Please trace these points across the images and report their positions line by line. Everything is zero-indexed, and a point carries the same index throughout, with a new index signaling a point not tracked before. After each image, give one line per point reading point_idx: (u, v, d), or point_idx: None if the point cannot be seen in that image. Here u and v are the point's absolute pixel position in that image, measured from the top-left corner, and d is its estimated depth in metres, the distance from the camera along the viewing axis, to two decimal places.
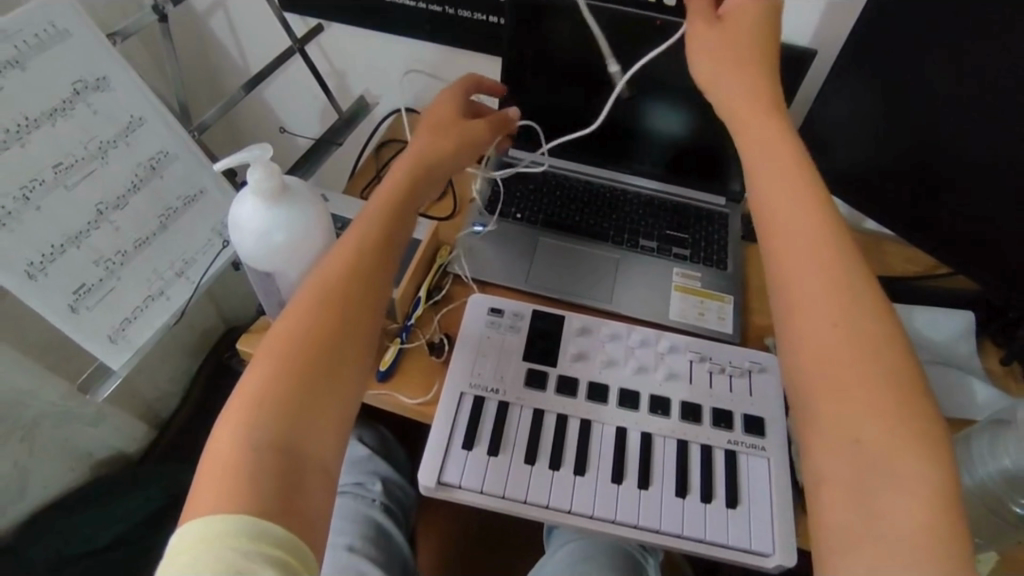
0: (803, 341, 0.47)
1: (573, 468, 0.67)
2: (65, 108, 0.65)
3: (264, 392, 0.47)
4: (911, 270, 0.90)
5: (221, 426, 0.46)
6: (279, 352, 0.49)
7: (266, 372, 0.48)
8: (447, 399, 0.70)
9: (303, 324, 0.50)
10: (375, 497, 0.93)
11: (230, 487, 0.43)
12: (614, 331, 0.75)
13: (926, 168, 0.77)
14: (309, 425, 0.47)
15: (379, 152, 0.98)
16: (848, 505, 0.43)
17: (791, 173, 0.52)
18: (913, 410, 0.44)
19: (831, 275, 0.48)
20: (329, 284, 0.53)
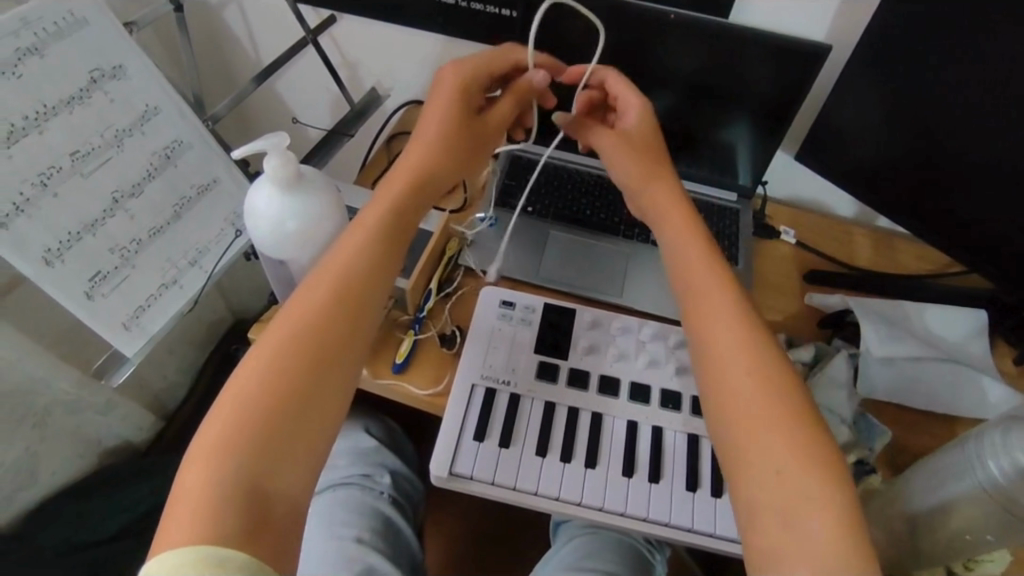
0: (725, 392, 0.48)
1: (583, 461, 0.67)
2: (82, 96, 0.66)
3: (239, 411, 0.43)
4: (923, 268, 0.90)
5: (192, 458, 0.42)
6: (258, 375, 0.45)
7: (245, 389, 0.44)
8: (459, 390, 0.70)
9: (282, 344, 0.46)
10: (383, 489, 0.93)
11: (198, 520, 0.39)
12: (625, 325, 0.75)
13: (940, 166, 0.77)
14: (288, 453, 0.43)
15: (391, 144, 0.98)
16: (783, 536, 0.43)
17: (695, 248, 0.56)
18: (816, 448, 0.45)
19: (742, 332, 0.50)
20: (313, 300, 0.49)
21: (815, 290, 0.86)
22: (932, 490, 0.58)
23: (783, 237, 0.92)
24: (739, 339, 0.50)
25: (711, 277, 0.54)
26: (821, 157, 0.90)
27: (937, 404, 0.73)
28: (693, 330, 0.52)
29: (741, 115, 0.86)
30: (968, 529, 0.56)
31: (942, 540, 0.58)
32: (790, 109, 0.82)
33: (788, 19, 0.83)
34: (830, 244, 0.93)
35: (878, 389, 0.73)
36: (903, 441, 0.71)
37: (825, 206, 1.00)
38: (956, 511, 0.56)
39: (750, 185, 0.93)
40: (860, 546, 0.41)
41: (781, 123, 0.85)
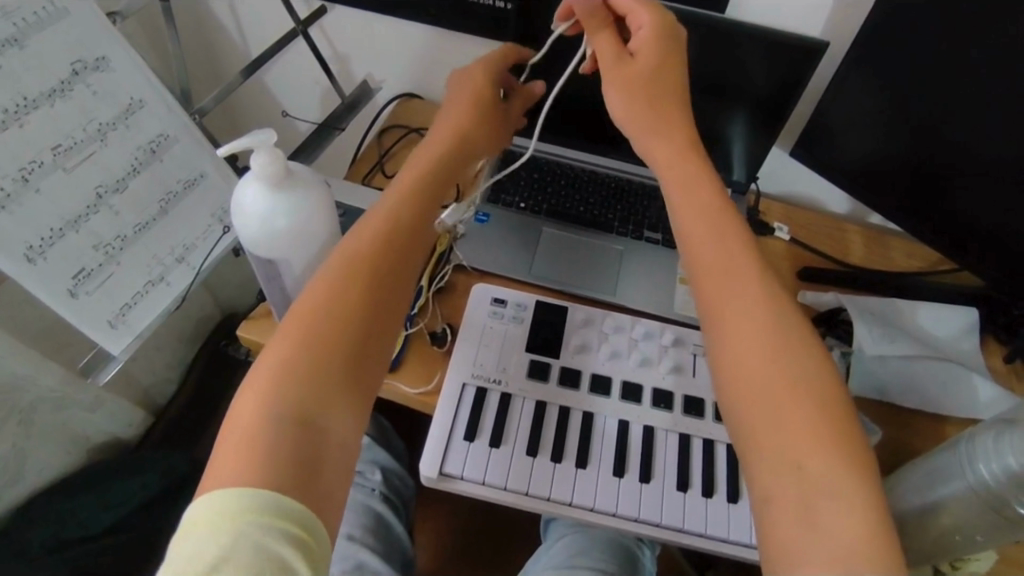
0: (732, 365, 0.48)
1: (575, 460, 0.67)
2: (63, 89, 0.64)
3: (280, 374, 0.47)
4: (916, 265, 0.90)
5: (242, 399, 0.47)
6: (301, 332, 0.49)
7: (282, 360, 0.48)
8: (450, 389, 0.69)
9: (323, 310, 0.50)
10: (374, 486, 0.93)
11: (249, 457, 0.43)
12: (617, 323, 0.75)
13: (935, 164, 0.76)
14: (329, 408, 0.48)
15: (381, 138, 0.97)
16: (799, 529, 0.42)
17: (712, 204, 0.54)
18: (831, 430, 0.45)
19: (760, 311, 0.49)
20: (350, 271, 0.53)
21: (807, 288, 0.86)
22: (922, 492, 0.58)
23: (776, 233, 0.92)
24: (765, 315, 0.49)
25: (728, 245, 0.52)
26: (817, 152, 0.88)
27: (928, 403, 0.73)
28: (713, 307, 0.51)
29: (738, 109, 0.85)
30: (957, 529, 0.56)
31: (932, 541, 0.58)
32: (785, 106, 0.82)
33: (786, 14, 0.82)
34: (823, 241, 0.93)
35: (866, 387, 0.73)
36: (894, 439, 0.71)
37: (819, 203, 0.99)
38: (946, 512, 0.56)
39: (743, 181, 0.93)
40: (875, 538, 0.41)
41: (776, 121, 0.84)
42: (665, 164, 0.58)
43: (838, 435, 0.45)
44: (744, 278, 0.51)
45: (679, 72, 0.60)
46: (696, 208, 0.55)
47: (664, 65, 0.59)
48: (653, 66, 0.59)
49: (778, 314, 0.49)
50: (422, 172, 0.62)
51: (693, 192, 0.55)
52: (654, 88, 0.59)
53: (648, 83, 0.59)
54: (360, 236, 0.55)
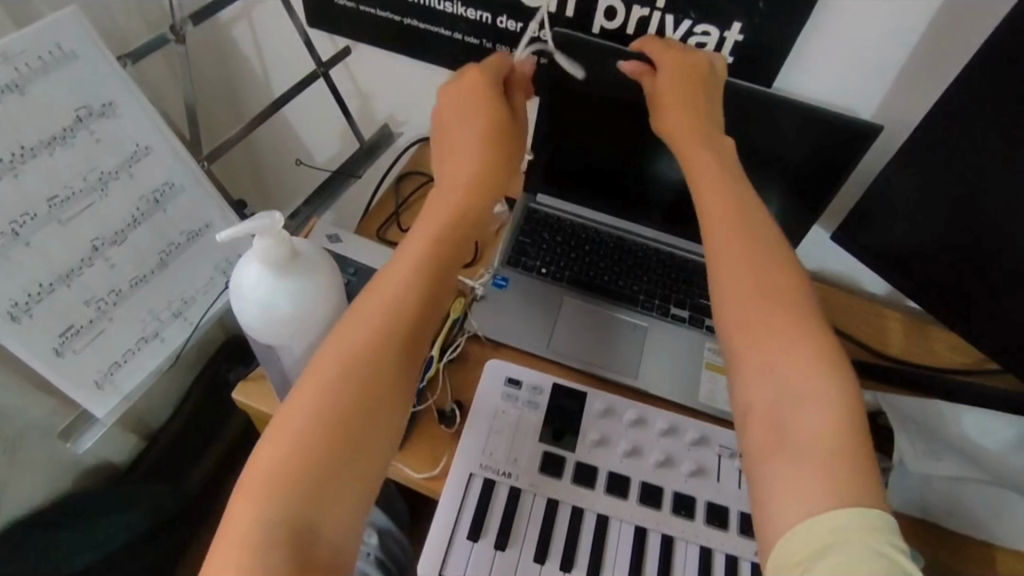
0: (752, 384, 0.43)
1: (586, 571, 0.61)
2: (65, 136, 0.60)
3: (287, 457, 0.41)
4: (957, 361, 0.84)
5: (240, 494, 0.41)
6: (316, 400, 0.44)
7: (290, 439, 0.42)
8: (455, 480, 0.64)
9: (331, 381, 0.45)
10: (369, 551, 0.88)
11: (246, 564, 0.38)
12: (640, 415, 0.69)
13: (981, 272, 0.71)
14: (333, 491, 0.42)
15: (399, 186, 0.92)
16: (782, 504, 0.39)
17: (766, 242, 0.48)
18: (844, 441, 0.39)
19: (809, 368, 0.42)
20: (365, 336, 0.47)
21: None
22: None
23: None
24: (827, 390, 0.41)
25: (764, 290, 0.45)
26: (860, 238, 0.82)
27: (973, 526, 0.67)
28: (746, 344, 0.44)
29: (776, 187, 0.79)
30: None
31: None
32: (832, 186, 0.76)
33: (839, 93, 0.77)
34: (860, 327, 0.87)
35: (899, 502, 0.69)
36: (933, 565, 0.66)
37: (854, 282, 0.94)
38: None
39: None
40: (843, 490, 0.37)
41: (818, 200, 0.78)
42: (705, 189, 0.52)
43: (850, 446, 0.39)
44: (804, 342, 0.43)
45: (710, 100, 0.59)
46: (732, 247, 0.47)
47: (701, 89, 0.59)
48: (685, 101, 0.57)
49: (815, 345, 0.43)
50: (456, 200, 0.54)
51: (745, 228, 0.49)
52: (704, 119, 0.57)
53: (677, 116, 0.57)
54: (380, 292, 0.49)
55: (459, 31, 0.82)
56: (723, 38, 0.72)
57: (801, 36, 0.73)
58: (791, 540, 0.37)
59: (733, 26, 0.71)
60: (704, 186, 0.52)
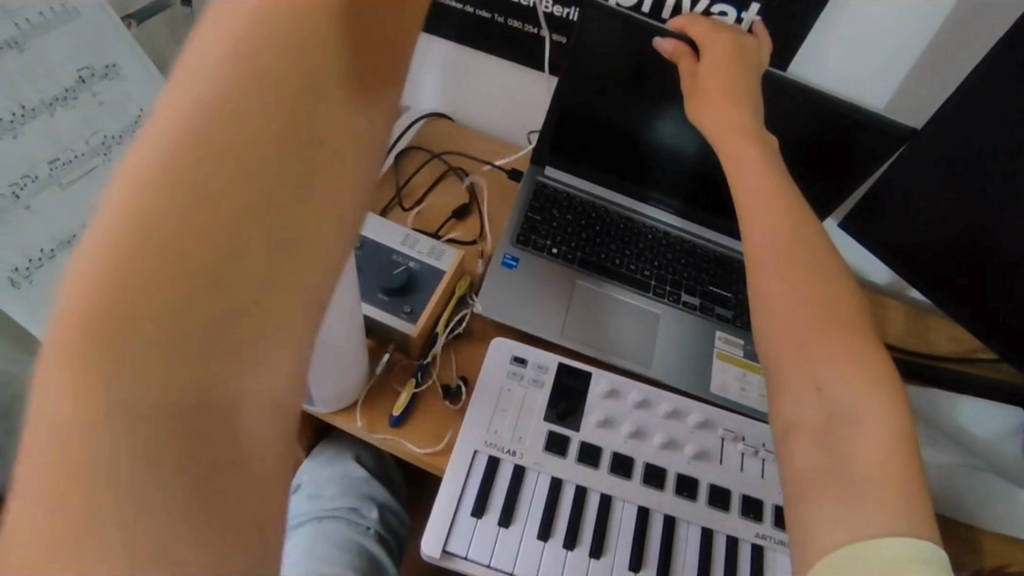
0: (804, 389, 0.43)
1: (588, 550, 0.62)
2: (67, 96, 0.59)
3: (126, 296, 0.21)
4: (954, 350, 0.85)
5: (50, 383, 0.20)
6: (171, 191, 0.22)
7: (119, 265, 0.21)
8: (459, 456, 0.64)
9: (195, 144, 0.23)
10: (369, 524, 0.89)
11: (102, 483, 0.20)
12: (644, 396, 0.69)
13: (996, 267, 0.70)
14: (229, 341, 0.23)
15: (403, 162, 0.91)
16: (831, 521, 0.38)
17: (797, 234, 0.48)
18: (879, 455, 0.40)
19: (845, 370, 0.42)
20: (253, 70, 0.24)
21: None
22: None
23: None
24: (874, 401, 0.41)
25: (809, 292, 0.46)
26: (867, 227, 0.82)
27: (968, 513, 0.68)
28: (788, 346, 0.44)
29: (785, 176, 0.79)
30: None
31: None
32: (848, 175, 0.77)
33: (853, 80, 0.76)
34: None
35: None
36: None
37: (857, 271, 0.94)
38: None
39: None
40: (885, 516, 0.37)
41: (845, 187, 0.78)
42: (738, 189, 0.53)
43: (893, 466, 0.39)
44: (839, 334, 0.44)
45: (745, 78, 0.58)
46: (773, 241, 0.48)
47: (742, 74, 0.57)
48: (729, 86, 0.57)
49: (859, 353, 0.43)
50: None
51: (779, 222, 0.49)
52: (740, 96, 0.57)
53: (715, 100, 0.56)
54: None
55: (469, 3, 0.81)
56: (740, 19, 0.71)
57: (816, 26, 0.72)
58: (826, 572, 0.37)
59: (751, 7, 0.69)
60: (745, 184, 0.52)
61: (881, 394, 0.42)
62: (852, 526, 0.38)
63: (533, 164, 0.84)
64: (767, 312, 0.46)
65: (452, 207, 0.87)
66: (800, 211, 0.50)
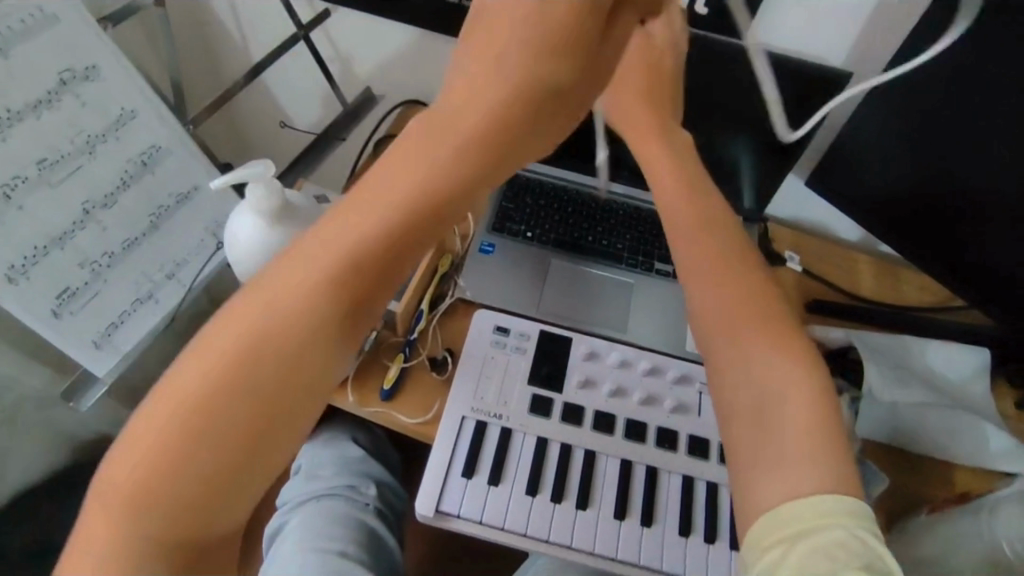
0: (738, 359, 0.42)
1: (575, 502, 0.65)
2: (51, 99, 0.61)
3: (150, 465, 0.31)
4: (925, 300, 0.88)
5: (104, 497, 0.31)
6: (196, 402, 0.31)
7: (151, 448, 0.31)
8: (448, 422, 0.67)
9: (221, 369, 0.31)
10: (367, 501, 0.92)
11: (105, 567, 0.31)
12: (623, 357, 0.72)
13: (957, 211, 0.73)
14: (210, 495, 0.32)
15: (380, 150, 0.94)
16: (767, 485, 0.39)
17: (709, 206, 0.48)
18: (818, 418, 0.40)
19: (776, 341, 0.42)
20: (279, 305, 0.32)
21: (817, 321, 0.84)
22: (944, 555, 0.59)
23: (788, 263, 0.89)
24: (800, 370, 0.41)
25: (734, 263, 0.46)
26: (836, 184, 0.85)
27: (939, 449, 0.71)
28: (714, 320, 0.44)
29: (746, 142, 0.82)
30: None
31: None
32: (802, 141, 0.79)
33: (811, 40, 0.79)
34: (833, 270, 0.90)
35: (871, 432, 0.72)
36: (899, 487, 0.71)
37: (828, 230, 0.97)
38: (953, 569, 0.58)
39: (756, 210, 0.91)
40: (818, 471, 0.38)
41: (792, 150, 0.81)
42: (642, 153, 0.50)
43: (829, 425, 0.40)
44: (764, 304, 0.44)
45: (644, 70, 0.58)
46: (690, 217, 0.48)
47: None
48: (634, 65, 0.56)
49: (783, 321, 0.43)
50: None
51: (689, 197, 0.49)
52: None
53: None
54: (375, 185, 0.32)
55: None
56: None
57: None
58: (751, 545, 0.39)
59: None
60: (647, 150, 0.50)
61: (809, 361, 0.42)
62: (789, 486, 0.38)
63: None
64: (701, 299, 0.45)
65: None
66: (711, 181, 0.50)
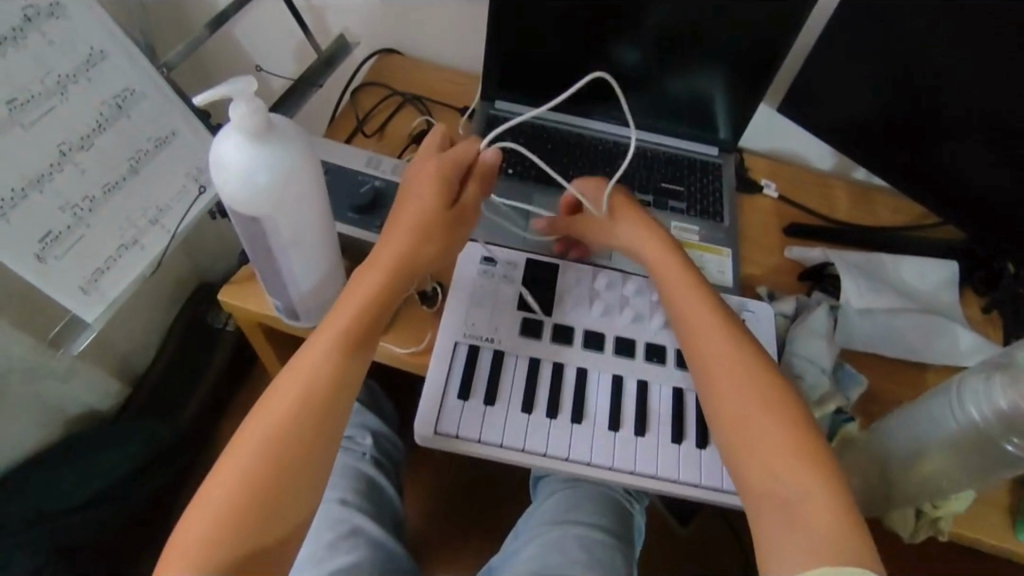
0: (750, 450, 0.54)
1: (570, 417, 0.67)
2: (15, 36, 0.60)
3: (224, 496, 0.50)
4: (898, 221, 0.91)
5: (192, 522, 0.50)
6: (254, 441, 0.52)
7: (225, 484, 0.51)
8: (443, 347, 0.69)
9: (270, 428, 0.53)
10: (365, 450, 0.94)
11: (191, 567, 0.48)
12: (609, 280, 0.74)
13: (933, 120, 0.74)
14: (260, 510, 0.50)
15: (357, 97, 0.93)
16: (791, 546, 0.49)
17: (701, 311, 0.61)
18: (821, 486, 0.51)
19: (776, 427, 0.54)
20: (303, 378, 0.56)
21: (795, 243, 0.86)
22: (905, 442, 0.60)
23: (765, 190, 0.91)
24: (808, 455, 0.52)
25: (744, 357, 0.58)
26: (807, 112, 0.84)
27: (913, 353, 0.75)
28: (722, 412, 0.56)
29: (718, 72, 0.82)
30: (937, 475, 0.60)
31: (918, 483, 0.61)
32: (771, 68, 0.80)
33: None
34: (809, 196, 0.93)
35: (851, 338, 0.75)
36: (879, 389, 0.73)
37: (803, 159, 0.99)
38: (923, 461, 0.60)
39: (730, 139, 0.90)
40: (836, 533, 0.49)
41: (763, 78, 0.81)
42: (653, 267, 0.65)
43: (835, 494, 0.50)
44: (768, 398, 0.55)
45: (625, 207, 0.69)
46: (693, 322, 0.61)
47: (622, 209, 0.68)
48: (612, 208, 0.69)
49: (783, 409, 0.55)
50: (435, 183, 0.63)
51: (692, 307, 0.61)
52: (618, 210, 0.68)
53: None
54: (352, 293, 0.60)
55: None
56: None
57: None
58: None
59: None
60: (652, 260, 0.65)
61: (812, 444, 0.53)
62: (806, 550, 0.48)
63: (484, 101, 0.90)
64: (710, 398, 0.57)
65: (410, 133, 0.89)
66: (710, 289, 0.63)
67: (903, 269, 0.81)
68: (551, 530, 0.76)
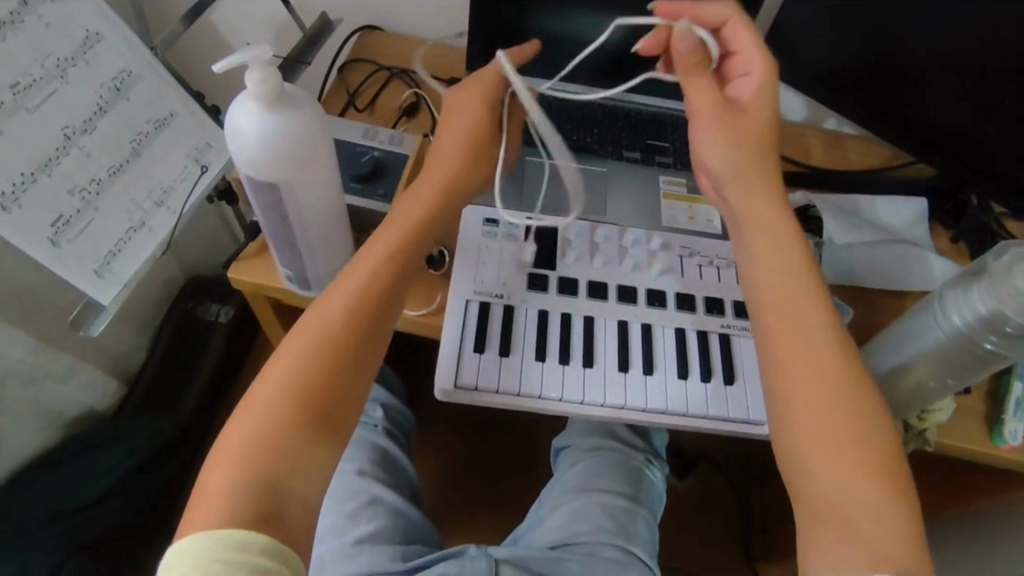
0: (790, 383, 0.53)
1: (581, 361, 0.71)
2: (13, 21, 0.60)
3: (252, 437, 0.49)
4: (869, 162, 0.96)
5: (216, 468, 0.48)
6: (281, 384, 0.51)
7: (253, 424, 0.49)
8: (455, 305, 0.71)
9: (301, 372, 0.52)
10: (377, 422, 0.96)
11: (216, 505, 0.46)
12: (607, 233, 0.78)
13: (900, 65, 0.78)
14: (291, 456, 0.49)
15: (345, 74, 0.94)
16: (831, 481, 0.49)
17: (770, 244, 0.57)
18: (866, 416, 0.51)
19: (829, 359, 0.53)
20: (331, 325, 0.54)
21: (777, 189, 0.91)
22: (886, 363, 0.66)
23: None
24: (862, 391, 0.52)
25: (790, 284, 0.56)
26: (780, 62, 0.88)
27: (892, 282, 0.80)
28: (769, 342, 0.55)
29: None
30: (922, 383, 0.65)
31: (907, 394, 0.66)
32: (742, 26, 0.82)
33: None
34: (786, 145, 0.97)
35: (833, 273, 0.80)
36: (862, 319, 0.78)
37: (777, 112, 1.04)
38: (909, 373, 0.65)
39: None
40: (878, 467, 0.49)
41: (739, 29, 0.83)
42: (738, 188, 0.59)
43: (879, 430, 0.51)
44: (828, 338, 0.54)
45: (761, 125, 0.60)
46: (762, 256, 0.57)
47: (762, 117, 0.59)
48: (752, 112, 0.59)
49: (845, 351, 0.53)
50: (469, 126, 0.64)
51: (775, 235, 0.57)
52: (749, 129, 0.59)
53: None
54: (361, 264, 0.58)
55: None
56: None
57: None
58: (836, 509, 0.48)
59: None
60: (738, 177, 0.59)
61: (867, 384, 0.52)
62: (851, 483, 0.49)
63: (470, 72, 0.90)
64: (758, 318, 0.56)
65: (401, 105, 0.91)
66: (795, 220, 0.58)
67: (876, 206, 0.87)
68: (577, 499, 0.80)
